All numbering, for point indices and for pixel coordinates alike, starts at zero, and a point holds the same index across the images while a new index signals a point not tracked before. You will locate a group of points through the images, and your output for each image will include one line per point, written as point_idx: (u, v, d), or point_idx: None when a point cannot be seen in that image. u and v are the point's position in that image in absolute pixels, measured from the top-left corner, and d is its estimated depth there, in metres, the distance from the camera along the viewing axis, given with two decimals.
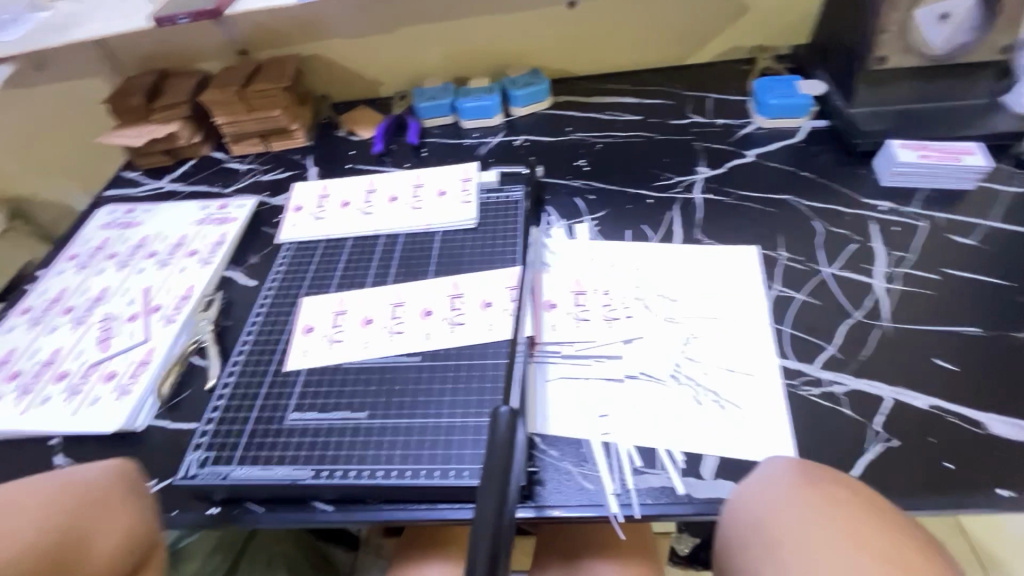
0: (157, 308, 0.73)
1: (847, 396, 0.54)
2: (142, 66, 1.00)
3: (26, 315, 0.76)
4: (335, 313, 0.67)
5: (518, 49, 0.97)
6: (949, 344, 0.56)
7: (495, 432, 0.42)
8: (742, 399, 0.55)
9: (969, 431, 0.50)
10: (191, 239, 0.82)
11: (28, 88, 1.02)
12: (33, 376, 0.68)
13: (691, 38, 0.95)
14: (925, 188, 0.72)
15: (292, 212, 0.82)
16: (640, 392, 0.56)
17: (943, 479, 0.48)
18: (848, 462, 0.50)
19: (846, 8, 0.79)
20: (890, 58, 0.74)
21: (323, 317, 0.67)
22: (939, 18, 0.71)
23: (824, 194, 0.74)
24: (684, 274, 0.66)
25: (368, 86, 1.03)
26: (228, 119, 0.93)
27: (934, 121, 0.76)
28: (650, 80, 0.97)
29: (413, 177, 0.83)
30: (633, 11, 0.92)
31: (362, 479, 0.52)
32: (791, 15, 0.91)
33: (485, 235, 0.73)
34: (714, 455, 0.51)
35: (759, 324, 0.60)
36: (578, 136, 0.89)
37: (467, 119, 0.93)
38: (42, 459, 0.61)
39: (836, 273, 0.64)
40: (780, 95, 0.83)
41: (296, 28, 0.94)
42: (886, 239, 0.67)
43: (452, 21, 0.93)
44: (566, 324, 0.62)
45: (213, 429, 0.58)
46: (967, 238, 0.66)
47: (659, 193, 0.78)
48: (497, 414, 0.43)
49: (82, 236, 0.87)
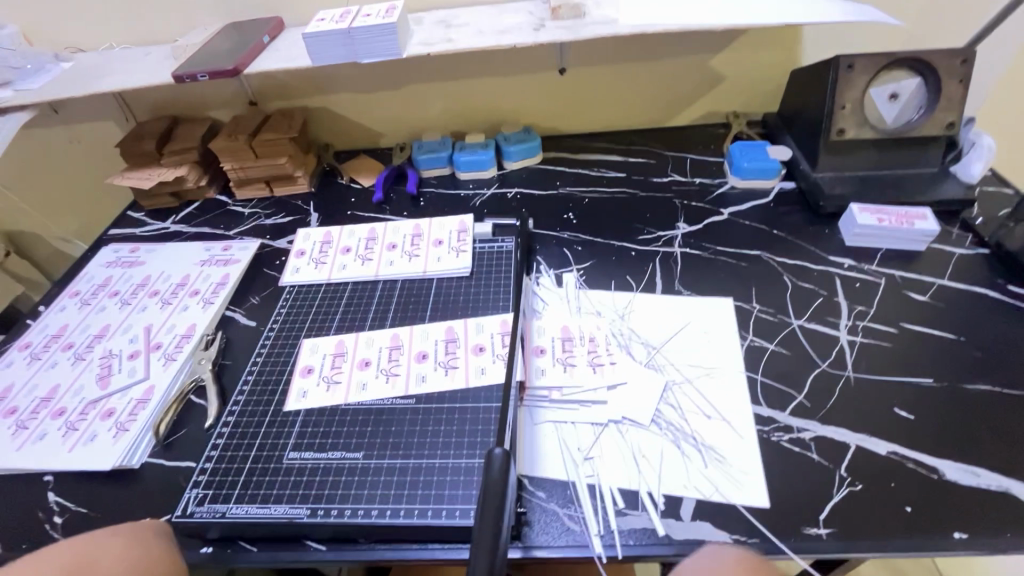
0: (157, 346, 0.75)
1: (815, 442, 0.58)
2: (155, 113, 1.05)
3: (26, 351, 0.78)
4: (334, 355, 0.70)
5: (512, 109, 1.04)
6: (907, 394, 0.61)
7: (489, 472, 0.46)
8: (719, 444, 0.58)
9: (926, 476, 0.54)
10: (194, 280, 0.85)
11: (41, 130, 1.06)
12: (30, 412, 0.69)
13: (671, 103, 1.03)
14: (883, 248, 0.79)
15: (295, 257, 0.86)
16: (624, 436, 0.60)
17: (904, 522, 0.51)
18: (817, 505, 0.53)
19: (809, 84, 0.87)
20: (848, 130, 0.82)
21: (322, 358, 0.70)
22: (889, 97, 0.83)
23: (793, 251, 0.80)
24: (665, 323, 0.71)
25: (370, 137, 1.09)
26: (235, 165, 0.97)
27: (890, 187, 0.84)
28: (633, 140, 1.05)
29: (411, 226, 0.88)
30: (618, 79, 1.00)
31: (356, 518, 0.54)
32: (760, 87, 1.01)
33: (479, 283, 0.78)
34: (692, 498, 0.54)
35: (734, 372, 0.65)
36: (567, 191, 0.96)
37: (463, 171, 0.99)
38: (35, 495, 0.62)
39: (805, 325, 0.69)
40: (752, 159, 0.90)
41: (305, 84, 1.01)
42: (850, 295, 0.73)
43: (452, 82, 1.00)
44: (555, 369, 0.66)
45: (212, 467, 0.60)
46: (921, 295, 0.72)
47: (643, 246, 0.83)
48: (490, 456, 0.47)
49: (85, 273, 0.90)
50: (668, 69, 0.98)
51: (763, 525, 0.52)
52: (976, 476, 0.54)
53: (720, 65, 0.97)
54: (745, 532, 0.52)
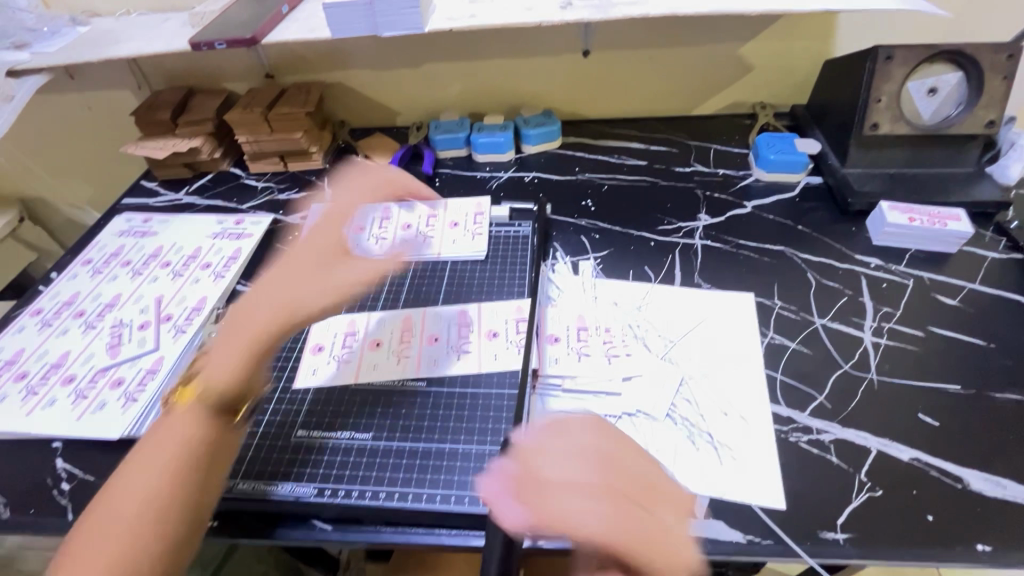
0: (168, 318, 0.75)
1: (835, 445, 0.56)
2: (170, 82, 1.04)
3: (37, 316, 0.78)
4: (346, 334, 0.69)
5: (533, 90, 1.02)
6: (933, 400, 0.59)
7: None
8: (735, 442, 0.57)
9: (950, 485, 0.53)
10: (205, 252, 0.84)
11: (56, 95, 1.05)
12: (40, 377, 0.69)
13: (696, 91, 1.00)
14: (912, 249, 0.76)
15: (308, 233, 0.85)
16: (638, 429, 0.58)
17: (925, 531, 0.50)
18: (834, 510, 0.51)
19: (843, 75, 0.84)
20: (882, 124, 0.79)
21: (333, 337, 0.68)
22: (927, 92, 0.78)
23: (819, 248, 0.77)
24: (683, 316, 0.69)
25: (386, 114, 1.07)
26: (250, 138, 0.95)
27: (923, 186, 0.81)
28: (656, 128, 1.03)
29: (427, 207, 0.87)
30: (643, 64, 0.97)
31: (363, 500, 0.53)
32: (791, 77, 0.97)
33: (495, 267, 0.76)
34: (706, 495, 0.53)
35: (754, 370, 0.63)
36: (586, 177, 0.93)
37: (480, 153, 0.97)
38: (43, 461, 0.62)
39: (828, 325, 0.67)
40: (779, 151, 0.87)
41: (322, 58, 0.99)
42: (875, 295, 0.70)
43: (472, 60, 0.98)
44: (568, 359, 0.65)
45: None
46: (951, 299, 0.69)
47: (662, 236, 0.81)
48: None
49: (97, 242, 0.89)
50: (696, 55, 0.95)
51: (778, 526, 0.51)
52: (1004, 488, 0.52)
53: (750, 53, 0.94)
54: (759, 533, 0.50)
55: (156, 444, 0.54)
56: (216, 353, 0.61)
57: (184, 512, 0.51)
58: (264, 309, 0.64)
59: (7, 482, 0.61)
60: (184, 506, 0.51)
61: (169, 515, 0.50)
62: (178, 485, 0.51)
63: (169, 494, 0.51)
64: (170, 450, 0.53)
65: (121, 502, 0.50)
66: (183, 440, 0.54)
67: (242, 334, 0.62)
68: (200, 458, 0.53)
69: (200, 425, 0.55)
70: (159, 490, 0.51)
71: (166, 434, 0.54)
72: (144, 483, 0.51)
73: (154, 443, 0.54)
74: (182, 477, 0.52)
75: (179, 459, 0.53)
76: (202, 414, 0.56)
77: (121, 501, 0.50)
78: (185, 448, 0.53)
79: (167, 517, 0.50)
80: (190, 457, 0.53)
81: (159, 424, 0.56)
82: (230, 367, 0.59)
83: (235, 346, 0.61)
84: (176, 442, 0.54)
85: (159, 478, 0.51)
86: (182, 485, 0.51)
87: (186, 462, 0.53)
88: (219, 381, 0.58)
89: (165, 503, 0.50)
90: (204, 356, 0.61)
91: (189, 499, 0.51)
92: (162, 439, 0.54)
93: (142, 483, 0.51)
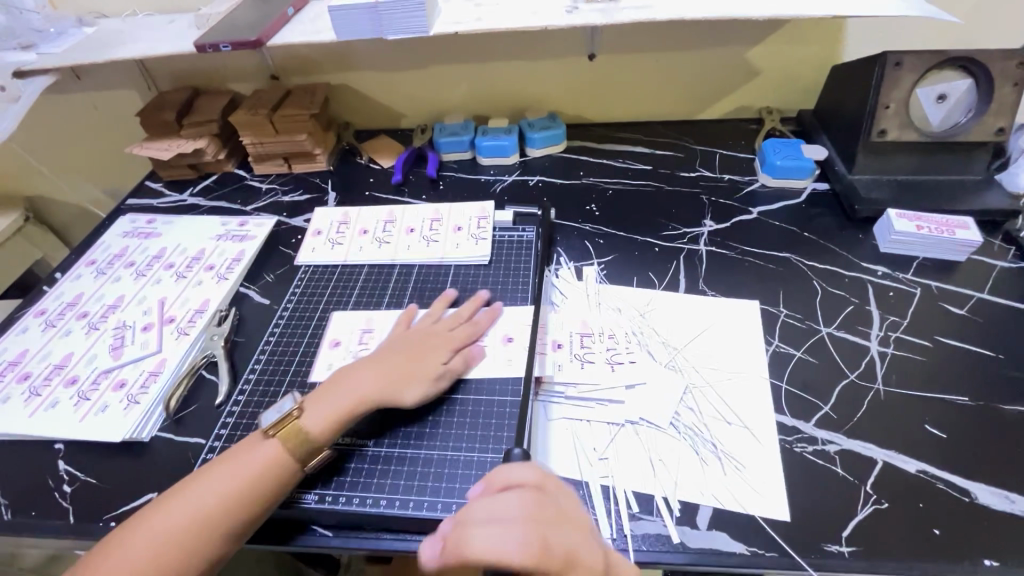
0: (171, 320, 0.75)
1: (840, 456, 0.56)
2: (176, 83, 1.04)
3: (41, 317, 0.78)
4: (361, 330, 0.70)
5: (538, 94, 1.01)
6: (941, 412, 0.58)
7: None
8: (739, 452, 0.56)
9: (957, 498, 0.52)
10: (209, 254, 0.84)
11: (63, 95, 1.05)
12: (43, 378, 0.69)
13: (702, 96, 1.00)
14: (920, 257, 0.75)
15: (312, 236, 0.85)
16: (641, 438, 0.58)
17: (932, 545, 0.49)
18: (839, 522, 0.51)
19: (851, 81, 0.83)
20: (890, 131, 0.78)
21: (350, 332, 0.70)
22: (936, 98, 0.78)
23: (825, 255, 0.77)
24: (687, 323, 0.69)
25: (391, 116, 1.07)
26: (255, 140, 0.95)
27: (931, 193, 0.80)
28: (661, 132, 1.02)
29: (431, 210, 0.87)
30: (649, 68, 0.96)
31: (364, 507, 0.53)
32: (798, 82, 0.96)
33: (498, 272, 0.76)
34: (709, 505, 0.53)
35: (759, 378, 0.62)
36: (590, 181, 0.93)
37: (485, 156, 0.97)
38: (45, 463, 0.62)
39: (834, 334, 0.67)
40: (786, 157, 0.86)
41: (327, 60, 0.99)
42: (882, 304, 0.70)
43: (477, 63, 0.97)
44: (571, 366, 0.64)
45: (221, 447, 0.60)
46: (959, 308, 0.69)
47: (666, 242, 0.81)
48: (510, 455, 0.50)
49: (102, 242, 0.89)
50: (703, 60, 0.94)
51: (782, 537, 0.50)
52: (1012, 502, 0.51)
53: (757, 58, 0.93)
54: (763, 545, 0.50)
55: (209, 487, 0.51)
56: (313, 412, 0.56)
57: (185, 574, 0.49)
58: (356, 393, 0.57)
59: (9, 483, 0.61)
60: (186, 569, 0.49)
61: (173, 572, 0.48)
62: (200, 545, 0.49)
63: (182, 548, 0.49)
64: (212, 502, 0.50)
65: (146, 535, 0.49)
66: (228, 499, 0.50)
67: (340, 410, 0.56)
68: (228, 526, 0.50)
69: (258, 486, 0.51)
70: (180, 540, 0.49)
71: (222, 481, 0.51)
72: (175, 523, 0.49)
73: (207, 485, 0.51)
74: (206, 539, 0.49)
75: (215, 518, 0.50)
76: (264, 476, 0.52)
77: (147, 534, 0.49)
78: (226, 509, 0.50)
79: (168, 574, 0.48)
80: (224, 521, 0.50)
81: (226, 461, 0.53)
82: (317, 440, 0.54)
83: (330, 415, 0.55)
84: (221, 497, 0.50)
85: (189, 529, 0.49)
86: (200, 547, 0.49)
87: (218, 524, 0.50)
88: (301, 439, 0.54)
89: (174, 556, 0.48)
90: (307, 401, 0.57)
91: (194, 563, 0.49)
92: (216, 486, 0.51)
93: (175, 522, 0.49)
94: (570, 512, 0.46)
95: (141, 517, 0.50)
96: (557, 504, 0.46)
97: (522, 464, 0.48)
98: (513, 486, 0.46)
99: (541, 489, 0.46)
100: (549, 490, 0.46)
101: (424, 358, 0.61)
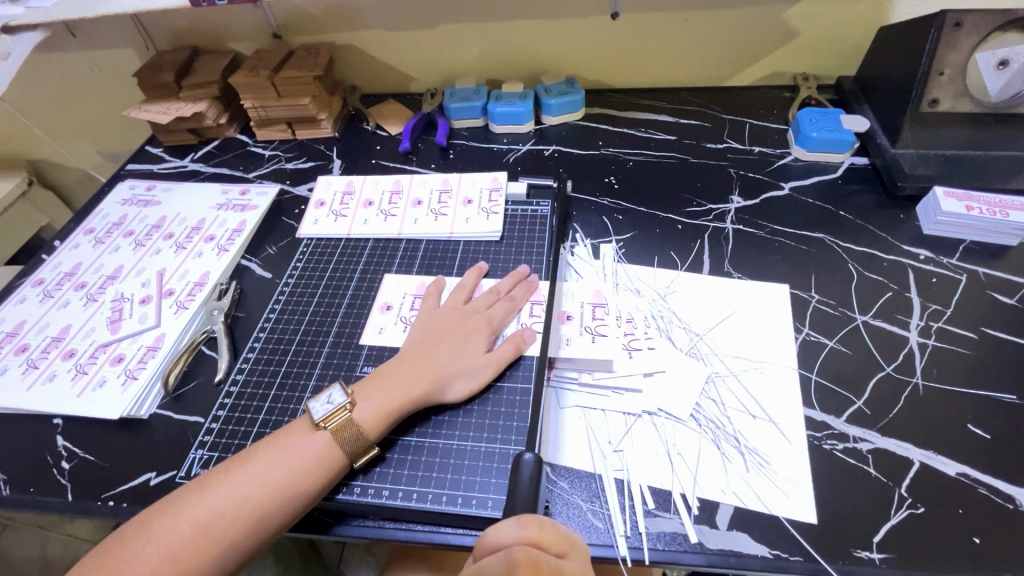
0: (170, 293, 0.72)
1: (873, 455, 0.52)
2: (174, 41, 0.98)
3: (39, 287, 0.76)
4: (415, 296, 0.68)
5: (555, 56, 0.94)
6: (984, 410, 0.54)
7: (518, 483, 0.45)
8: (765, 448, 0.53)
9: (1000, 505, 0.48)
10: (210, 224, 0.81)
11: (56, 54, 1.00)
12: (41, 351, 0.67)
13: (733, 60, 0.92)
14: (967, 240, 0.69)
15: (315, 207, 0.81)
16: (658, 430, 0.55)
17: (971, 554, 0.46)
18: (870, 526, 0.48)
19: (901, 44, 0.75)
20: (942, 101, 0.72)
21: (402, 297, 0.68)
22: (997, 64, 0.69)
23: (861, 236, 0.71)
24: (710, 306, 0.65)
25: (399, 80, 1.01)
26: (256, 104, 0.90)
27: (984, 170, 0.73)
28: (687, 99, 0.95)
29: (440, 181, 0.82)
30: (678, 29, 0.89)
31: (367, 496, 0.51)
32: (840, 46, 0.88)
33: (510, 248, 0.72)
34: (730, 505, 0.49)
35: (787, 368, 0.58)
36: (610, 152, 0.87)
37: (497, 124, 0.91)
38: (44, 438, 0.60)
39: (870, 322, 0.62)
40: (824, 128, 0.79)
41: (331, 17, 0.92)
42: (923, 291, 0.65)
43: (490, 22, 0.90)
44: (581, 339, 0.61)
45: (219, 427, 0.58)
46: (1008, 297, 0.63)
47: (691, 219, 0.76)
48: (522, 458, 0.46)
49: (100, 210, 0.86)
50: (737, 20, 0.86)
51: (808, 541, 0.47)
52: None
53: (797, 18, 0.85)
54: (787, 548, 0.47)
55: (255, 476, 0.48)
56: (367, 404, 0.53)
57: (221, 562, 0.46)
58: (405, 389, 0.54)
59: (8, 458, 0.59)
60: (228, 556, 0.46)
61: (214, 558, 0.46)
62: (242, 534, 0.47)
63: (226, 535, 0.46)
64: (258, 492, 0.48)
65: (190, 517, 0.46)
66: (274, 490, 0.48)
67: (392, 403, 0.53)
68: (273, 517, 0.48)
69: (305, 480, 0.49)
70: (224, 528, 0.46)
71: (269, 471, 0.49)
72: (218, 509, 0.47)
73: (252, 473, 0.49)
74: (248, 528, 0.47)
75: (260, 508, 0.47)
76: (314, 469, 0.49)
77: (189, 517, 0.46)
78: (273, 500, 0.48)
79: (208, 559, 0.46)
80: (271, 511, 0.48)
81: (272, 449, 0.50)
82: (370, 435, 0.52)
83: (383, 409, 0.53)
84: (269, 486, 0.48)
85: (233, 516, 0.47)
86: (243, 536, 0.47)
87: (263, 515, 0.47)
88: (354, 433, 0.51)
89: (216, 544, 0.46)
90: (359, 391, 0.54)
91: (236, 550, 0.47)
92: (262, 476, 0.48)
93: (218, 510, 0.47)
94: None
95: (183, 498, 0.48)
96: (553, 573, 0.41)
97: (519, 522, 0.42)
98: (503, 550, 0.41)
99: (537, 551, 0.41)
100: (545, 557, 0.41)
101: (464, 350, 0.57)
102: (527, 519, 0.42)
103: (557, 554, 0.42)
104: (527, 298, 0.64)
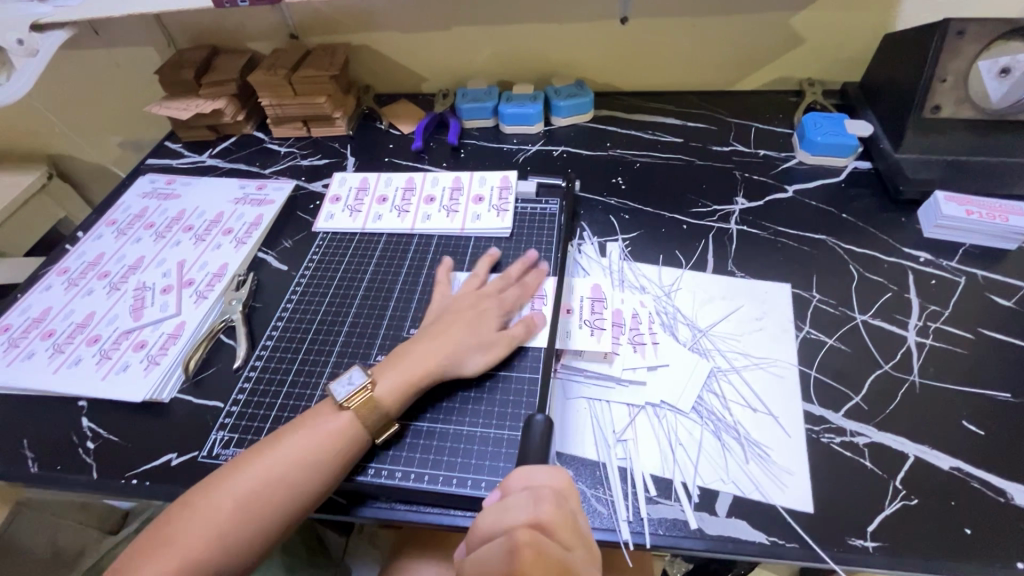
0: (190, 283, 0.74)
1: (869, 449, 0.53)
2: (194, 40, 1.01)
3: (64, 276, 0.78)
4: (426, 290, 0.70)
5: (566, 60, 0.97)
6: (979, 407, 0.56)
7: None
8: (765, 440, 0.54)
9: (991, 498, 0.50)
10: (228, 218, 0.83)
11: (80, 51, 1.03)
12: (67, 337, 0.70)
13: (741, 65, 0.94)
14: (966, 243, 0.71)
15: (329, 202, 0.84)
16: (660, 420, 0.57)
17: (962, 545, 0.47)
18: (865, 516, 0.49)
19: (904, 51, 0.77)
20: (944, 107, 0.74)
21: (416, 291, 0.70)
22: (999, 72, 0.71)
23: (863, 239, 0.73)
24: (714, 302, 0.67)
25: (413, 80, 1.03)
26: (273, 102, 0.93)
27: (985, 175, 0.74)
28: (694, 103, 0.97)
29: (452, 179, 0.84)
30: (686, 33, 0.90)
31: (379, 478, 0.53)
32: (845, 54, 0.90)
33: (519, 244, 0.74)
34: (729, 493, 0.51)
35: (787, 365, 0.60)
36: (617, 153, 0.89)
37: (508, 124, 0.93)
38: (70, 420, 0.63)
39: (869, 321, 0.64)
40: (827, 133, 0.81)
41: (348, 18, 0.95)
42: (922, 292, 0.66)
43: (503, 24, 0.92)
44: (587, 331, 0.63)
45: (238, 412, 0.60)
46: (1006, 299, 0.65)
47: (695, 220, 0.77)
48: None
49: (122, 203, 0.89)
50: (744, 26, 0.88)
51: (805, 531, 0.49)
52: None
53: (804, 24, 0.87)
54: (784, 535, 0.48)
55: (285, 454, 0.51)
56: (387, 381, 0.55)
57: (261, 535, 0.49)
58: (419, 366, 0.56)
59: (36, 437, 0.62)
60: (266, 530, 0.49)
61: (254, 533, 0.49)
62: (278, 510, 0.49)
63: (262, 510, 0.49)
64: (290, 470, 0.50)
65: (227, 495, 0.49)
66: (305, 467, 0.50)
67: (410, 379, 0.55)
68: (305, 495, 0.50)
69: (332, 457, 0.51)
70: (260, 502, 0.49)
71: (299, 450, 0.51)
72: (254, 487, 0.49)
73: (282, 452, 0.51)
74: (282, 502, 0.49)
75: (293, 485, 0.50)
76: (339, 443, 0.52)
77: (228, 493, 0.49)
78: (303, 476, 0.50)
79: (249, 533, 0.48)
80: (302, 487, 0.50)
81: (300, 428, 0.53)
82: (390, 409, 0.54)
83: (402, 383, 0.55)
84: (298, 462, 0.50)
85: (269, 493, 0.49)
86: (278, 511, 0.49)
87: (295, 492, 0.50)
88: (375, 407, 0.53)
89: (255, 520, 0.49)
90: (378, 369, 0.56)
91: (272, 526, 0.49)
92: (293, 455, 0.51)
93: (256, 487, 0.49)
94: (576, 573, 0.40)
95: (221, 477, 0.50)
96: (557, 561, 0.40)
97: (531, 499, 0.42)
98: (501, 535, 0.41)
99: (540, 534, 0.40)
100: (548, 542, 0.40)
101: (477, 329, 0.60)
102: (541, 493, 0.42)
103: (567, 545, 0.41)
104: (538, 287, 0.66)
